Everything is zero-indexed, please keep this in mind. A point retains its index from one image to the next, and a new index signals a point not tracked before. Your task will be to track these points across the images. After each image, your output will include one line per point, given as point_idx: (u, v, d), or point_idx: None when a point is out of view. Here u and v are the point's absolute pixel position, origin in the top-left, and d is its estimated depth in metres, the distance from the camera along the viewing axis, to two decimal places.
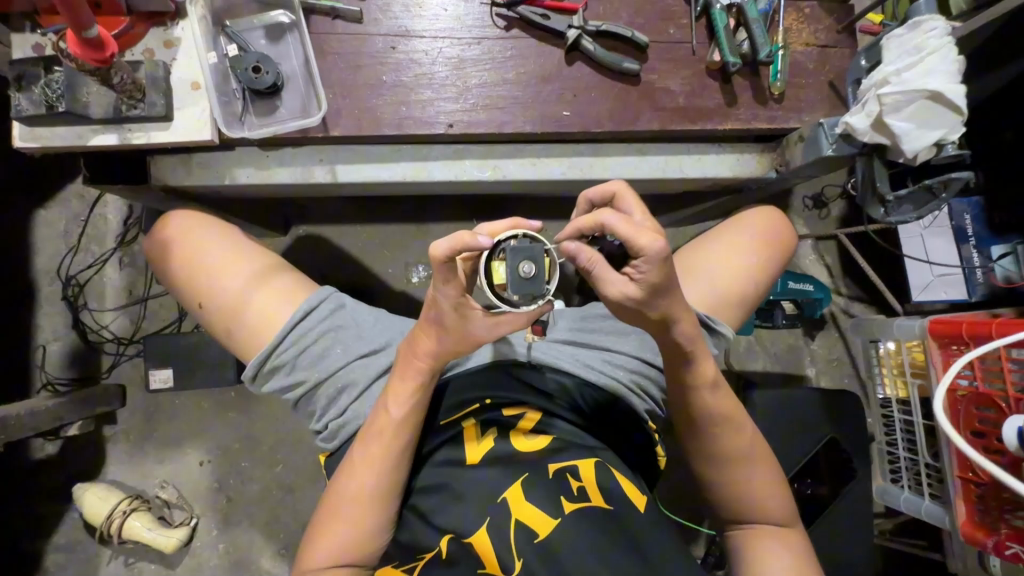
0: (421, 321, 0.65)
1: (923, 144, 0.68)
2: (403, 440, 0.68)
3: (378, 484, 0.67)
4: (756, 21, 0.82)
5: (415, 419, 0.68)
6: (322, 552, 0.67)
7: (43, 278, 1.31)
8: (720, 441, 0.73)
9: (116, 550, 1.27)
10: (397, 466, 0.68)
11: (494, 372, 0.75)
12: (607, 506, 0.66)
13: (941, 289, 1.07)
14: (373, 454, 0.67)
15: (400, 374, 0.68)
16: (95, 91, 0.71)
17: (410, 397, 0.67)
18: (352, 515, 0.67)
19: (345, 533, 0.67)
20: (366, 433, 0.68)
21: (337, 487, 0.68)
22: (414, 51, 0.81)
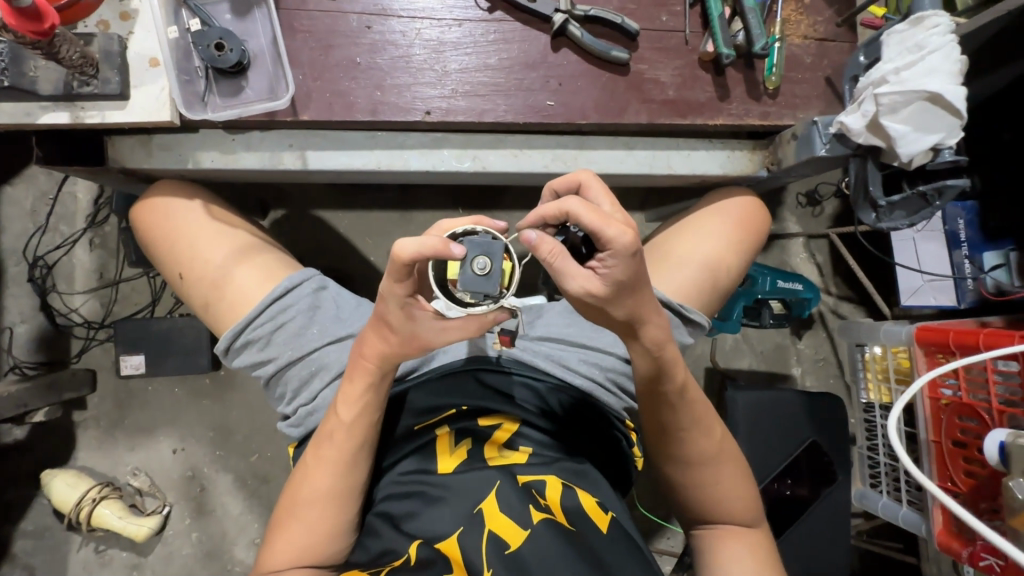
0: (370, 320, 0.58)
1: (920, 148, 0.64)
2: (360, 439, 0.64)
3: (336, 484, 0.64)
4: (751, 11, 0.78)
5: (365, 419, 0.63)
6: (280, 554, 0.63)
7: (10, 258, 1.26)
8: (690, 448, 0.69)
9: (86, 537, 1.25)
10: (354, 465, 0.64)
11: (464, 377, 0.73)
12: (570, 525, 0.63)
13: (930, 294, 1.06)
14: (329, 453, 0.64)
15: (349, 375, 0.63)
16: (42, 66, 0.66)
17: (359, 396, 0.62)
18: (310, 516, 0.63)
19: (303, 533, 0.63)
20: (322, 432, 0.65)
21: (295, 489, 0.65)
22: (391, 32, 0.77)
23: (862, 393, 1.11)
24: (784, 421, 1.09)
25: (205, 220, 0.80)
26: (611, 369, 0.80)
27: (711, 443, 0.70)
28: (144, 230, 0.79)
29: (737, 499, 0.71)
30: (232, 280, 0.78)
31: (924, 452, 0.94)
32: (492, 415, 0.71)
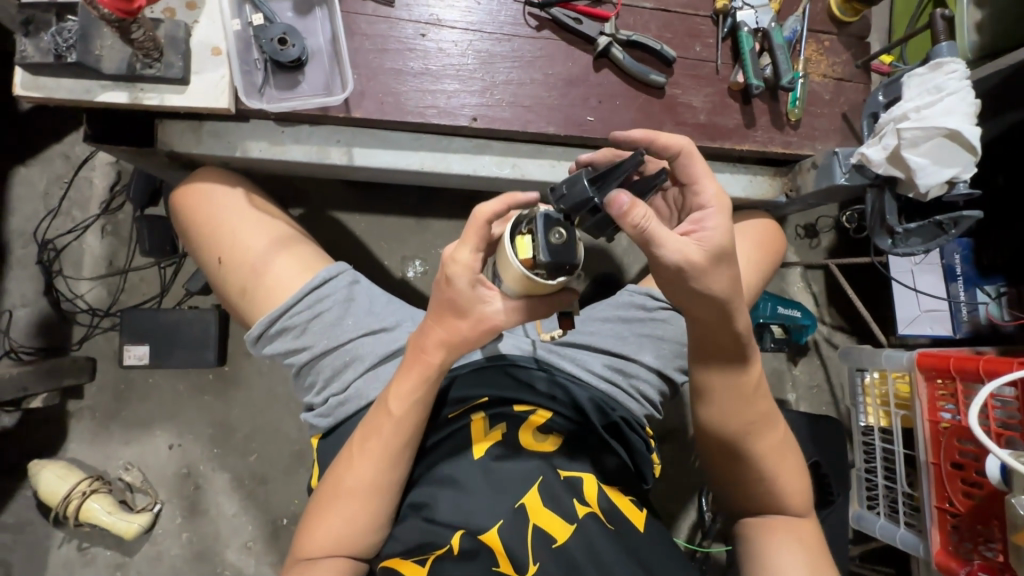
0: (434, 305, 0.60)
1: (936, 180, 0.70)
2: (406, 433, 0.64)
3: (381, 477, 0.65)
4: (780, 48, 0.84)
5: (416, 413, 0.64)
6: (319, 542, 0.64)
7: (17, 240, 1.24)
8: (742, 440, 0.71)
9: (70, 533, 1.20)
10: (399, 459, 0.65)
11: (496, 372, 0.74)
12: (609, 523, 0.68)
13: (928, 323, 1.10)
14: (376, 446, 0.64)
15: (406, 369, 0.63)
16: (109, 45, 0.67)
17: (414, 391, 0.63)
18: (352, 507, 0.64)
19: (343, 523, 0.64)
20: (369, 423, 0.65)
21: (337, 480, 0.65)
22: (443, 41, 0.80)
23: (861, 417, 1.16)
24: None
25: (246, 207, 0.81)
26: (636, 377, 0.83)
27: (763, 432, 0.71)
28: (187, 213, 0.80)
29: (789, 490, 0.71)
30: (270, 268, 0.79)
31: (922, 473, 0.98)
32: (528, 403, 0.73)
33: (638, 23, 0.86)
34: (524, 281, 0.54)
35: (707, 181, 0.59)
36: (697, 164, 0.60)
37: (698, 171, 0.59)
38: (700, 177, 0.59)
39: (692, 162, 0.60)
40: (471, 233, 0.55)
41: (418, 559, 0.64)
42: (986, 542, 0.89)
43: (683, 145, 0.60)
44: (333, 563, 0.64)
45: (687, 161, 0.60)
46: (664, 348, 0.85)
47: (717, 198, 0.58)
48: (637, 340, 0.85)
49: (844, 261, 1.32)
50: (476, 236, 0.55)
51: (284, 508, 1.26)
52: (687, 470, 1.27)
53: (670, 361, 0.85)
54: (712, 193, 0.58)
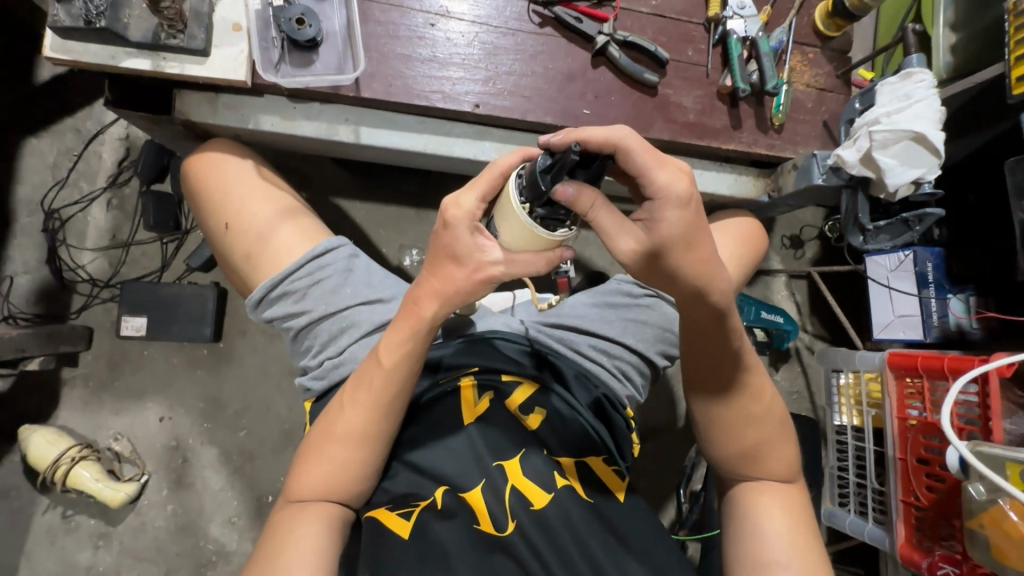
0: (430, 262, 0.63)
1: (903, 180, 0.75)
2: (395, 387, 0.68)
3: (369, 427, 0.68)
4: (766, 56, 0.90)
5: (405, 367, 0.67)
6: (309, 485, 0.68)
7: (24, 208, 1.26)
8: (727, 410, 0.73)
9: (55, 500, 1.21)
10: (388, 411, 0.68)
11: (486, 344, 0.78)
12: (585, 496, 0.70)
13: (900, 328, 1.15)
14: (366, 396, 0.68)
15: (399, 323, 0.67)
16: (137, 15, 0.72)
17: (402, 345, 0.67)
18: (341, 454, 0.68)
19: (332, 468, 0.68)
20: (361, 376, 0.69)
21: (329, 428, 0.69)
22: (451, 31, 0.85)
23: (835, 416, 1.20)
24: None
25: (255, 178, 0.85)
26: (619, 357, 0.87)
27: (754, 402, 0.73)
28: (198, 180, 0.84)
29: (779, 458, 0.74)
30: (275, 235, 0.82)
31: (890, 469, 1.01)
32: (514, 373, 0.75)
33: (635, 26, 0.92)
34: (526, 231, 0.59)
35: (653, 172, 0.53)
36: (640, 156, 0.53)
37: (640, 165, 0.53)
38: (646, 169, 0.53)
39: (632, 159, 0.53)
40: (484, 181, 0.59)
41: (404, 513, 0.68)
42: (948, 535, 0.93)
43: (620, 139, 0.52)
44: (322, 506, 0.68)
45: (626, 158, 0.53)
46: (647, 331, 0.89)
47: (665, 194, 0.54)
48: (622, 323, 0.89)
49: (825, 269, 1.37)
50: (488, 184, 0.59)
51: (270, 485, 1.28)
52: (667, 465, 1.30)
53: (652, 345, 0.89)
54: (658, 187, 0.54)
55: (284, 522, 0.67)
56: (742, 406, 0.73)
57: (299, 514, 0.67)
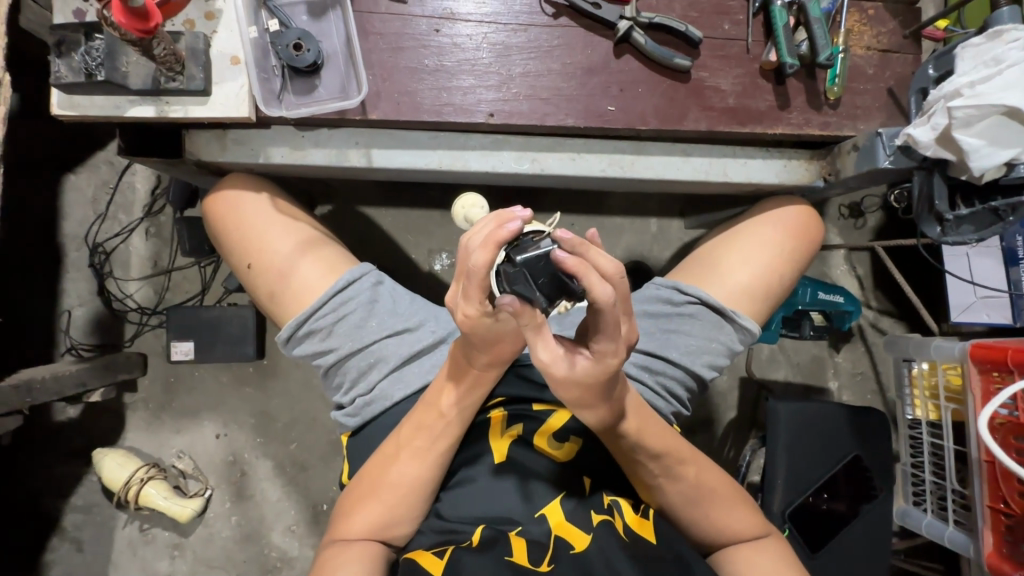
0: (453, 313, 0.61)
1: (993, 163, 0.64)
2: (454, 434, 0.67)
3: (424, 472, 0.67)
4: (817, 22, 0.78)
5: (467, 415, 0.67)
6: (359, 524, 0.66)
7: (71, 243, 1.31)
8: (664, 488, 0.67)
9: (132, 515, 1.29)
10: (444, 454, 0.67)
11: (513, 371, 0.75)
12: (625, 536, 0.64)
13: (983, 311, 1.04)
14: (423, 442, 0.66)
15: (454, 375, 0.65)
16: (134, 61, 0.70)
17: (465, 396, 0.66)
18: (392, 496, 0.66)
19: (386, 509, 0.66)
20: (416, 421, 0.67)
21: (381, 470, 0.67)
22: (458, 35, 0.79)
23: (907, 409, 1.10)
24: (827, 431, 1.08)
25: (272, 212, 0.83)
26: (663, 374, 0.85)
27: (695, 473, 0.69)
28: (217, 219, 0.83)
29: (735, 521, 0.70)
30: (296, 271, 0.81)
31: (975, 472, 0.92)
32: (548, 402, 0.73)
33: (661, 4, 0.82)
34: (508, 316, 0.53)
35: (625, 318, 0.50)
36: (607, 318, 0.47)
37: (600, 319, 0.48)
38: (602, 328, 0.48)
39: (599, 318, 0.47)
40: (472, 288, 0.49)
41: (438, 551, 0.61)
42: None
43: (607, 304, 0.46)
44: (370, 545, 0.65)
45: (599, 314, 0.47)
46: (690, 343, 0.86)
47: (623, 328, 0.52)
48: (660, 336, 0.86)
49: (892, 243, 1.23)
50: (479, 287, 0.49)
51: (323, 495, 1.32)
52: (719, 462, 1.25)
53: (698, 357, 0.86)
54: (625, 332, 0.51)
55: (329, 563, 0.64)
56: (674, 473, 0.67)
57: (345, 555, 0.64)
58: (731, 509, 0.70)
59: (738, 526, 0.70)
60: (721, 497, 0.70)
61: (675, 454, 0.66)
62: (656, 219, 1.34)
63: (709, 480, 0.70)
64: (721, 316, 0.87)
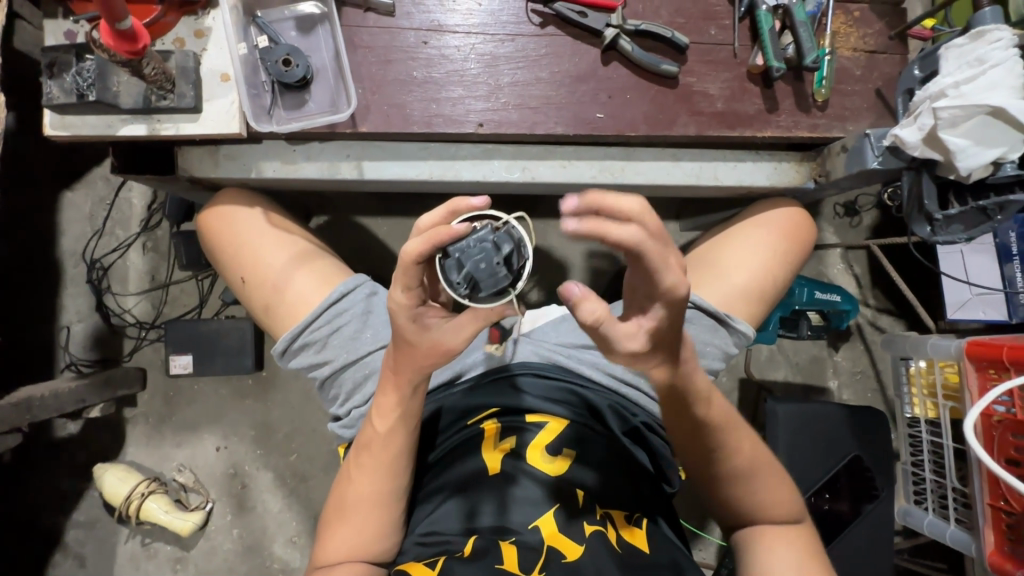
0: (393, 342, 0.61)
1: (978, 162, 0.65)
2: (400, 450, 0.67)
3: (381, 488, 0.67)
4: (803, 25, 0.79)
5: (403, 429, 0.66)
6: (334, 547, 0.67)
7: (69, 260, 1.32)
8: (722, 458, 0.68)
9: (134, 530, 1.29)
10: (398, 470, 0.67)
11: (494, 382, 0.76)
12: (618, 547, 0.65)
13: (979, 307, 1.04)
14: (371, 461, 0.67)
15: (383, 390, 0.65)
16: (125, 81, 0.70)
17: (393, 412, 0.65)
18: (357, 516, 0.67)
19: (356, 532, 0.67)
20: (364, 439, 0.68)
21: (345, 493, 0.68)
22: (446, 47, 0.79)
23: (906, 408, 1.10)
24: (825, 433, 1.08)
25: (265, 225, 0.83)
26: None
27: (751, 448, 0.69)
28: (211, 233, 0.83)
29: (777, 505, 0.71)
30: (290, 284, 0.82)
31: (974, 470, 0.92)
32: (539, 412, 0.73)
33: (647, 11, 0.82)
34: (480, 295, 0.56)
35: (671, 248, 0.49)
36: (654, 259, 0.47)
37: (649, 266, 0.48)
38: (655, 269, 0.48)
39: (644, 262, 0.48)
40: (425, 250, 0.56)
41: (429, 562, 0.62)
42: None
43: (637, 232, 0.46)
44: (349, 566, 0.66)
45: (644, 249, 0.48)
46: None
47: (667, 273, 0.48)
48: None
49: (887, 241, 1.22)
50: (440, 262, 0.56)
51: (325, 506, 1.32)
52: None
53: None
54: (677, 280, 0.49)
55: None
56: (732, 439, 0.68)
57: None
58: (778, 492, 0.71)
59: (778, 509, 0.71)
60: (768, 479, 0.71)
61: (727, 419, 0.67)
62: None
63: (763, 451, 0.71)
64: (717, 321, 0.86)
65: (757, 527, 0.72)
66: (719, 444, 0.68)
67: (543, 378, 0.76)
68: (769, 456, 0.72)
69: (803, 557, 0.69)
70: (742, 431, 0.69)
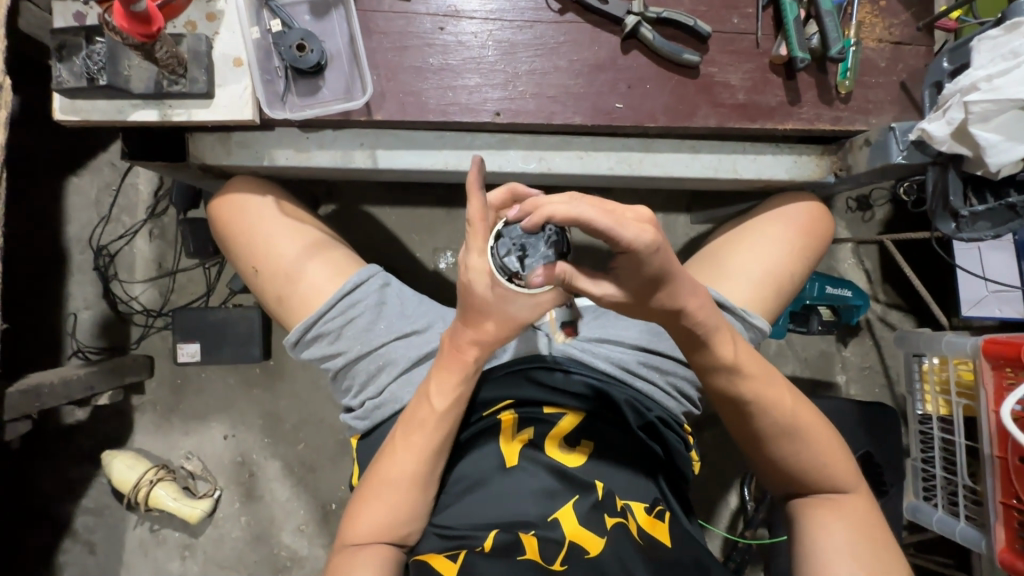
0: None
1: (1009, 159, 0.64)
2: (447, 431, 0.68)
3: (423, 469, 0.67)
4: (829, 14, 0.77)
5: (456, 409, 0.68)
6: (364, 529, 0.66)
7: (75, 246, 1.30)
8: (756, 412, 0.68)
9: (142, 516, 1.30)
10: (441, 453, 0.68)
11: (512, 375, 0.74)
12: (639, 538, 0.64)
13: (995, 305, 1.04)
14: (418, 440, 0.67)
15: (443, 367, 0.67)
16: (137, 64, 0.69)
17: (453, 390, 0.67)
18: (389, 497, 0.67)
19: (389, 514, 0.66)
20: (411, 420, 0.68)
21: (379, 473, 0.68)
22: (463, 33, 0.77)
23: (917, 405, 1.10)
24: (835, 429, 1.07)
25: (277, 214, 0.82)
26: (671, 373, 0.81)
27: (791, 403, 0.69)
28: (223, 221, 0.82)
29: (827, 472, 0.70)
30: (304, 274, 0.81)
31: (986, 468, 0.92)
32: (557, 404, 0.72)
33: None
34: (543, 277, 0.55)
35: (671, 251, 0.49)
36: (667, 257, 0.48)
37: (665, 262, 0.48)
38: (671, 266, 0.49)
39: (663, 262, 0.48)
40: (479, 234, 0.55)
41: (451, 555, 0.63)
42: None
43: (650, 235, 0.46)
44: (378, 547, 0.66)
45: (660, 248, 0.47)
46: None
47: (656, 258, 0.47)
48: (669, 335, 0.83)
49: (901, 236, 1.21)
50: (482, 236, 0.56)
51: (332, 495, 1.32)
52: (726, 456, 1.25)
53: None
54: (662, 261, 0.47)
55: (341, 567, 0.65)
56: (769, 396, 0.68)
57: (357, 558, 0.65)
58: (828, 459, 0.71)
59: (830, 479, 0.71)
60: (813, 444, 0.70)
61: (763, 370, 0.68)
62: (663, 214, 1.33)
63: (807, 407, 0.71)
64: (733, 314, 0.84)
65: (813, 505, 0.72)
66: (753, 397, 0.67)
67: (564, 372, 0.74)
68: (812, 412, 0.72)
69: (855, 531, 0.68)
70: (782, 392, 0.69)
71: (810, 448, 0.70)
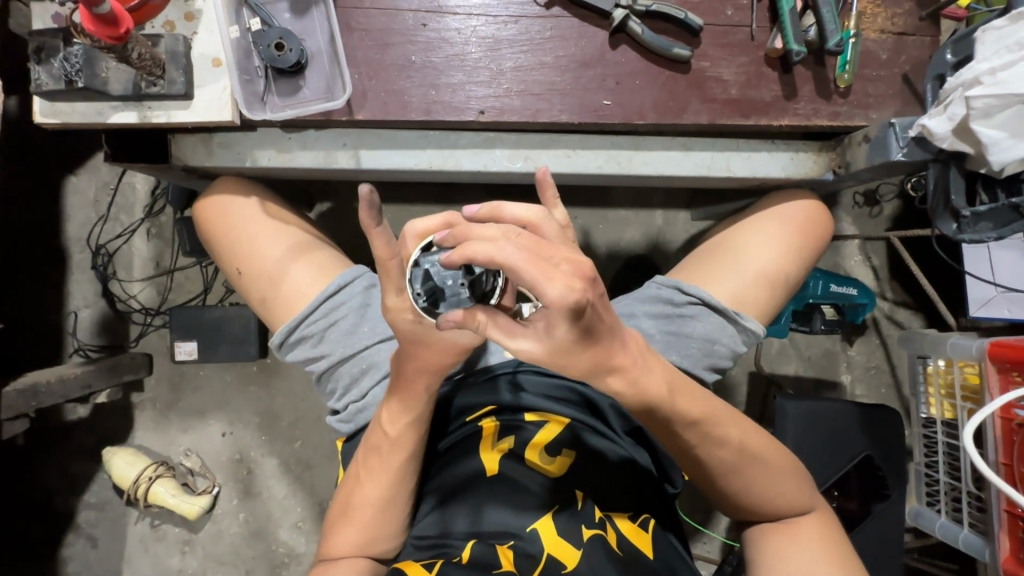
0: None
1: (1013, 156, 0.62)
2: (408, 452, 0.66)
3: (387, 491, 0.66)
4: (825, 4, 0.74)
5: (411, 433, 0.65)
6: (340, 544, 0.67)
7: (75, 245, 1.32)
8: (704, 453, 0.63)
9: (143, 512, 1.32)
10: (405, 473, 0.67)
11: (493, 382, 0.74)
12: (617, 549, 0.64)
13: (1004, 306, 1.00)
14: (378, 464, 0.66)
15: (388, 394, 0.64)
16: (114, 66, 0.68)
17: (402, 415, 0.64)
18: (360, 515, 0.66)
19: (361, 532, 0.66)
20: (371, 443, 0.67)
21: (350, 492, 0.68)
22: (446, 29, 0.76)
23: (921, 408, 1.07)
24: (835, 432, 1.05)
25: (260, 216, 0.82)
26: None
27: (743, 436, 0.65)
28: (208, 223, 0.82)
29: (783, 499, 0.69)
30: (287, 275, 0.80)
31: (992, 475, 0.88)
32: (539, 411, 0.71)
33: None
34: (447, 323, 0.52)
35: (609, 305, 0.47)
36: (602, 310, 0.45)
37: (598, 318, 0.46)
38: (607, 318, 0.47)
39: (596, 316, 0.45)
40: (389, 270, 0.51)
41: (428, 563, 0.61)
42: None
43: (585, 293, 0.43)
44: (353, 562, 0.66)
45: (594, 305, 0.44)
46: (690, 347, 0.83)
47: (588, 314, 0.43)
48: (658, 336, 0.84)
49: (908, 233, 1.17)
50: (397, 276, 0.51)
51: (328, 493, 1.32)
52: None
53: (698, 359, 0.83)
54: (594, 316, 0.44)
55: None
56: (724, 429, 0.63)
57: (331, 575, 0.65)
58: (783, 485, 0.68)
59: (791, 506, 0.69)
60: (765, 476, 0.67)
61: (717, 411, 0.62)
62: (661, 211, 1.30)
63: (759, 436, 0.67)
64: (721, 313, 0.84)
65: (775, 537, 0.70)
66: (699, 440, 0.62)
67: (546, 377, 0.73)
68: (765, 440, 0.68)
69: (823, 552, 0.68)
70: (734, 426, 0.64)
71: (767, 478, 0.67)
